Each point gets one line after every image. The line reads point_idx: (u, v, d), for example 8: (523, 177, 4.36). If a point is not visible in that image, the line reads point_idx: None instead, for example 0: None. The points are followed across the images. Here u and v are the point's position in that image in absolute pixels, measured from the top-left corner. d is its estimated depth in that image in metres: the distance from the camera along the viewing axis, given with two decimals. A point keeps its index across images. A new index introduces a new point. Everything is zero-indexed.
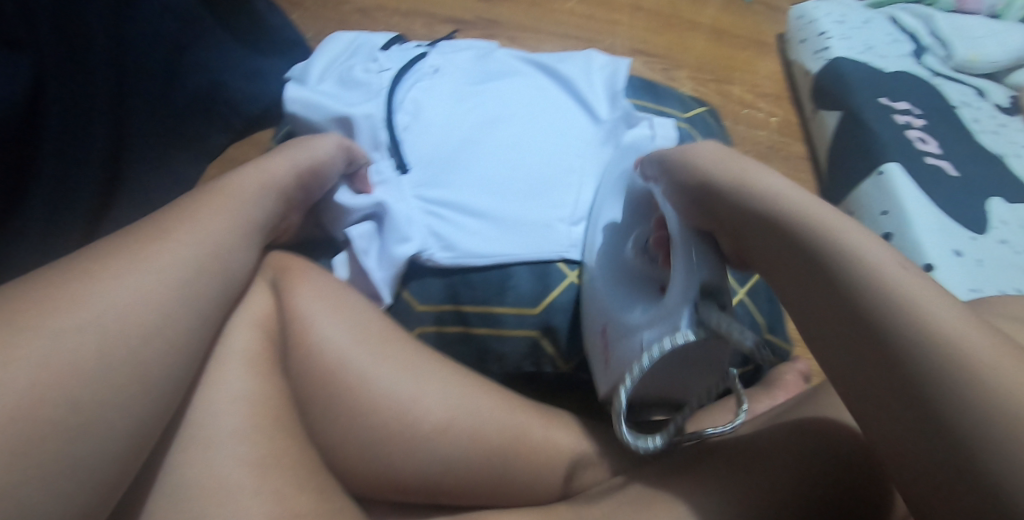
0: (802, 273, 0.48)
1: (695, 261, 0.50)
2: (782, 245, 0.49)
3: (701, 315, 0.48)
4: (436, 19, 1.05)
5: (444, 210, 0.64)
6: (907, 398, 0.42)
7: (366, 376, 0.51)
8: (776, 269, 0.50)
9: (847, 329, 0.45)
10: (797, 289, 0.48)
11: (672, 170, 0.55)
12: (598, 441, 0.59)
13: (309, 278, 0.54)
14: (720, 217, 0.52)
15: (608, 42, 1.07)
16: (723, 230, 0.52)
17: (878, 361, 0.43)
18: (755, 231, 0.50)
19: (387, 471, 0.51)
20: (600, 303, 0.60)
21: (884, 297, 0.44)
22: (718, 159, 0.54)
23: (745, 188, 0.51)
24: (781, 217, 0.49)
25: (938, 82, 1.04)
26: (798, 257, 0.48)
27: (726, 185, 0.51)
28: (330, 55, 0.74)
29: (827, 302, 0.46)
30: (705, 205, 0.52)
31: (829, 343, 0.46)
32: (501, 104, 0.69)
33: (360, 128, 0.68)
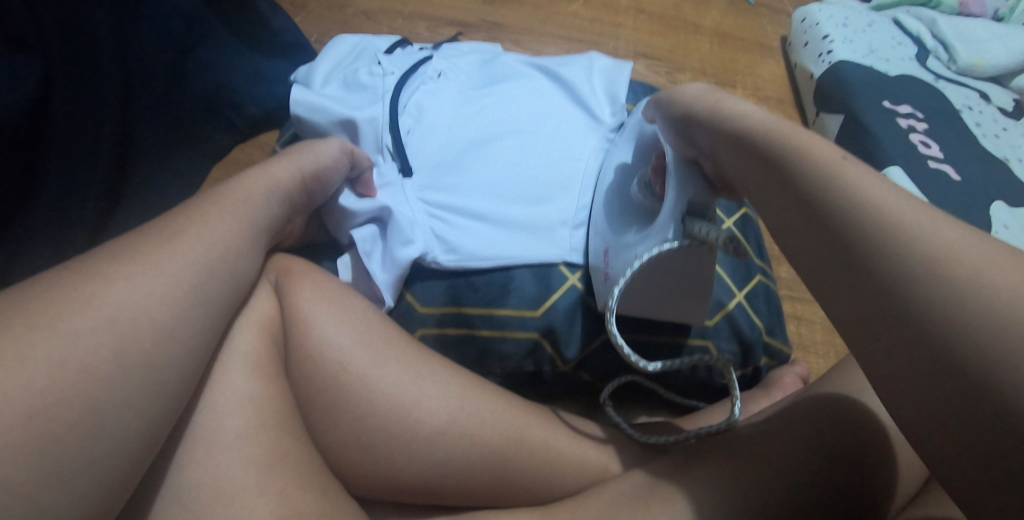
0: (780, 193, 0.48)
1: (684, 182, 0.53)
2: (764, 167, 0.49)
3: (687, 226, 0.52)
4: (439, 22, 1.05)
5: (447, 213, 0.64)
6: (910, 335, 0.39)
7: (368, 378, 0.52)
8: (758, 194, 0.50)
9: (837, 256, 0.43)
10: (778, 209, 0.48)
11: (667, 110, 0.58)
12: (599, 442, 0.60)
13: (312, 280, 0.55)
14: (709, 149, 0.53)
15: (611, 44, 1.07)
16: (712, 160, 0.53)
17: (872, 297, 0.41)
18: (739, 156, 0.51)
19: (388, 473, 0.51)
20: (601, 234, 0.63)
21: (876, 222, 0.42)
22: (708, 96, 0.55)
23: (733, 118, 0.52)
24: (763, 140, 0.50)
25: (941, 86, 1.04)
26: (778, 179, 0.48)
27: (713, 117, 0.53)
28: (334, 59, 0.75)
29: (809, 224, 0.45)
30: (697, 138, 0.54)
31: (820, 274, 0.44)
32: (504, 107, 0.70)
33: (364, 132, 0.68)
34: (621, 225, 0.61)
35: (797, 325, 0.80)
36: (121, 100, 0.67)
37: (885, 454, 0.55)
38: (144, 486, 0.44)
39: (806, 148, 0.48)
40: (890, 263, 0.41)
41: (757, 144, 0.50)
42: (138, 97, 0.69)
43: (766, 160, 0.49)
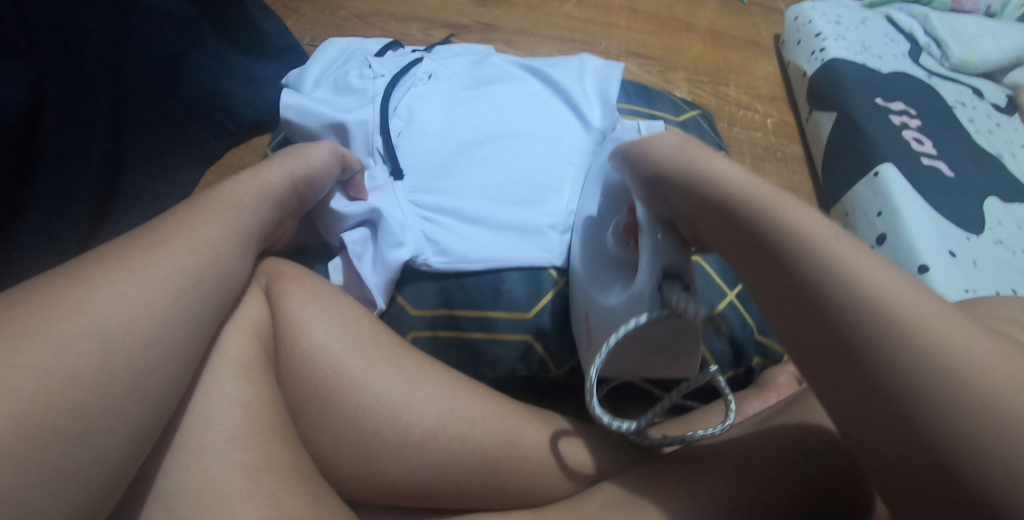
0: (764, 268, 0.45)
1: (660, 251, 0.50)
2: (742, 234, 0.46)
3: (663, 295, 0.48)
4: (432, 24, 1.05)
5: (437, 216, 0.64)
6: (880, 395, 0.39)
7: (358, 380, 0.52)
8: (734, 261, 0.47)
9: (822, 338, 0.42)
10: (758, 278, 0.45)
11: (637, 165, 0.54)
12: (592, 443, 0.60)
13: (302, 282, 0.55)
14: (685, 214, 0.49)
15: (604, 44, 1.07)
16: (686, 223, 0.50)
17: (859, 382, 0.40)
18: (716, 222, 0.47)
19: (379, 475, 0.51)
20: (586, 291, 0.60)
21: (863, 301, 0.41)
22: (681, 154, 0.51)
23: (707, 181, 0.48)
24: (742, 208, 0.46)
25: (934, 82, 1.04)
26: (757, 248, 0.45)
27: (684, 178, 0.49)
28: (325, 62, 0.75)
29: (787, 294, 0.44)
30: (669, 200, 0.50)
31: (795, 338, 0.43)
32: (494, 110, 0.70)
33: (355, 134, 0.68)
34: (602, 279, 0.58)
35: None
36: (112, 105, 0.67)
37: None
38: (134, 490, 0.44)
39: (784, 215, 0.45)
40: (873, 336, 0.40)
41: (733, 210, 0.47)
42: (128, 102, 0.69)
43: (743, 227, 0.46)
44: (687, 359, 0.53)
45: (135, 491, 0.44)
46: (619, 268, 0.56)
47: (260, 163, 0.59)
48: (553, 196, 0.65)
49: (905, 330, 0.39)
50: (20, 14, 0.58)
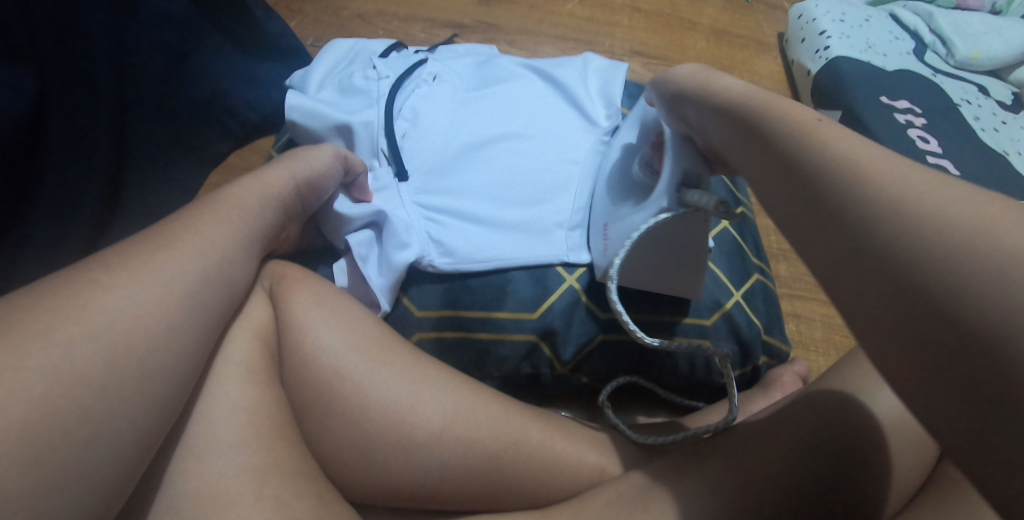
0: (774, 168, 0.46)
1: (678, 159, 0.54)
2: (751, 137, 0.48)
3: (682, 195, 0.53)
4: (435, 24, 1.05)
5: (442, 216, 0.64)
6: (898, 281, 0.38)
7: (362, 383, 0.52)
8: (748, 164, 0.49)
9: (838, 236, 0.41)
10: (770, 176, 0.46)
11: (659, 90, 0.58)
12: (597, 443, 0.60)
13: (306, 284, 0.55)
14: (698, 128, 0.53)
15: (607, 43, 1.07)
16: (707, 138, 0.53)
17: (892, 287, 0.38)
18: (729, 129, 0.50)
19: (385, 478, 0.51)
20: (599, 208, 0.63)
21: (884, 198, 0.40)
22: (697, 77, 0.54)
23: (718, 95, 0.52)
24: (752, 112, 0.49)
25: (939, 80, 1.04)
26: (765, 146, 0.47)
27: (702, 94, 0.53)
28: (329, 63, 0.75)
29: (791, 187, 0.45)
30: (687, 116, 0.54)
31: (805, 236, 0.43)
32: (499, 109, 0.70)
33: (360, 136, 0.68)
34: (620, 202, 0.61)
35: (796, 323, 0.80)
36: (116, 107, 0.67)
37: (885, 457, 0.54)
38: (140, 494, 0.44)
39: (791, 112, 0.47)
40: (877, 218, 0.40)
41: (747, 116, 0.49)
42: (132, 105, 0.69)
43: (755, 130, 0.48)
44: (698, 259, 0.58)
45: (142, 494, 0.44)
46: (642, 188, 0.59)
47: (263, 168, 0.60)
48: (558, 194, 0.65)
49: (932, 223, 0.38)
50: (24, 18, 0.58)
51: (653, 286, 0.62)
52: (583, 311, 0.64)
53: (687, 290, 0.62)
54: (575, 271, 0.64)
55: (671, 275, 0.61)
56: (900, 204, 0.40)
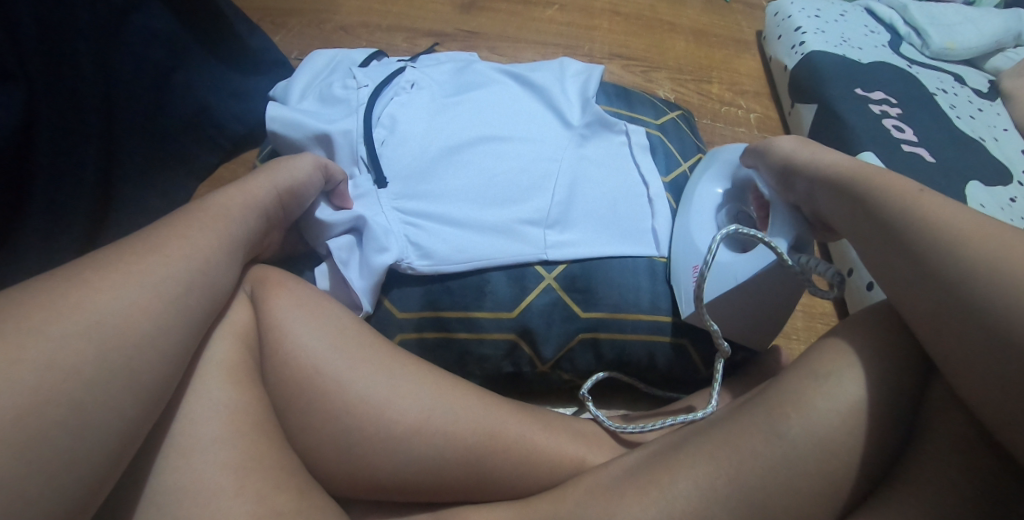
0: (880, 240, 0.52)
1: (790, 223, 0.61)
2: (846, 203, 0.56)
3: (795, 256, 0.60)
4: (416, 33, 1.07)
5: (422, 220, 0.66)
6: (978, 331, 0.46)
7: (342, 379, 0.54)
8: (852, 228, 0.55)
9: (937, 299, 0.48)
10: (873, 244, 0.53)
11: (762, 159, 0.65)
12: (576, 435, 0.61)
13: (287, 288, 0.56)
14: (807, 198, 0.60)
15: (587, 47, 1.09)
16: (809, 207, 0.60)
17: (990, 345, 0.45)
18: (839, 201, 0.56)
19: (365, 470, 0.53)
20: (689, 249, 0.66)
21: (973, 268, 0.46)
22: (800, 149, 0.61)
23: (825, 168, 0.58)
24: (857, 184, 0.55)
25: (914, 71, 1.05)
26: (860, 208, 0.54)
27: (806, 164, 0.60)
28: (310, 74, 0.77)
29: (876, 242, 0.53)
30: (789, 181, 0.61)
31: (900, 288, 0.50)
32: (477, 114, 0.72)
33: (339, 144, 0.70)
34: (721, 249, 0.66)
35: None
36: (103, 123, 0.69)
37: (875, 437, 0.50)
38: (127, 492, 0.46)
39: (893, 186, 0.53)
40: (943, 263, 0.48)
41: (841, 183, 0.56)
42: (118, 120, 0.71)
43: (848, 194, 0.56)
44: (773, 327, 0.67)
45: (128, 492, 0.46)
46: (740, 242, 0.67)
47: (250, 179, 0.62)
48: (534, 195, 0.67)
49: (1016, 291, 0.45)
50: (11, 36, 0.60)
51: (738, 336, 0.68)
52: (561, 308, 0.66)
53: (759, 337, 0.68)
54: (554, 268, 0.66)
55: (750, 325, 0.67)
56: (980, 269, 0.46)
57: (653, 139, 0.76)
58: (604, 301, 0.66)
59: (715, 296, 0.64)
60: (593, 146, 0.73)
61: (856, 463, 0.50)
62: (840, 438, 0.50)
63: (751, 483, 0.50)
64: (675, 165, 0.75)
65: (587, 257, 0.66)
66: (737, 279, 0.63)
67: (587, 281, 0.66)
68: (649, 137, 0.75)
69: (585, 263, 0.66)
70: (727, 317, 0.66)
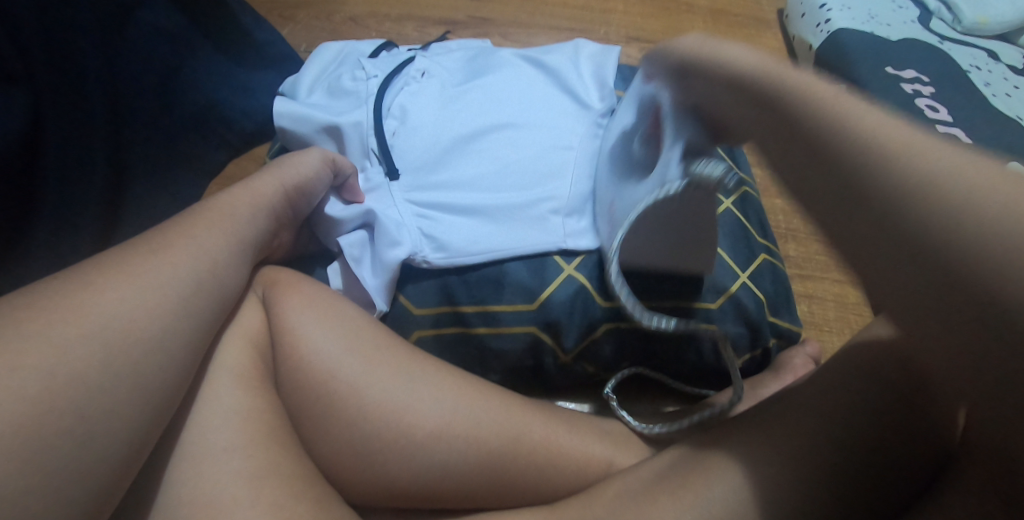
0: (801, 158, 0.41)
1: (680, 122, 0.50)
2: (751, 101, 0.44)
3: (687, 168, 0.50)
4: (427, 22, 1.04)
5: (434, 211, 0.63)
6: (902, 253, 0.37)
7: (357, 384, 0.51)
8: (754, 137, 0.45)
9: (870, 227, 0.38)
10: (784, 159, 0.43)
11: (653, 60, 0.53)
12: (603, 436, 0.58)
13: (298, 288, 0.54)
14: (696, 96, 0.48)
15: (602, 31, 1.06)
16: (711, 113, 0.48)
17: (928, 275, 0.36)
18: (747, 106, 0.45)
19: (385, 480, 0.51)
20: (608, 185, 0.61)
21: (915, 178, 0.37)
22: (691, 42, 0.49)
23: (720, 63, 0.46)
24: (769, 84, 0.44)
25: (946, 47, 1.01)
26: (770, 112, 0.43)
27: (698, 55, 0.48)
28: (319, 67, 0.75)
29: (797, 155, 0.42)
30: (677, 85, 0.50)
31: (822, 208, 0.40)
32: (489, 100, 0.69)
33: (349, 136, 0.68)
34: (622, 179, 0.59)
35: (809, 305, 0.80)
36: (110, 122, 0.67)
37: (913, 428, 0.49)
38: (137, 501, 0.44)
39: (813, 86, 0.42)
40: (870, 177, 0.38)
41: (749, 78, 0.44)
42: (127, 119, 0.69)
43: (769, 93, 0.43)
44: (706, 245, 0.58)
45: (139, 502, 0.44)
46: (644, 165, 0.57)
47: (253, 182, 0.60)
48: (551, 181, 0.64)
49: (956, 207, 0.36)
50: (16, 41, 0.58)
51: (662, 263, 0.61)
52: (584, 297, 0.63)
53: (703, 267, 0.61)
54: (573, 259, 0.63)
55: (672, 249, 0.59)
56: (930, 182, 0.37)
57: None
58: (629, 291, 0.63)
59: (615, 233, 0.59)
60: None
61: (896, 460, 0.48)
62: (872, 430, 0.49)
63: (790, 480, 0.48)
64: None
65: None
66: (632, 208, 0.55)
67: None
68: None
69: None
70: (639, 252, 0.60)
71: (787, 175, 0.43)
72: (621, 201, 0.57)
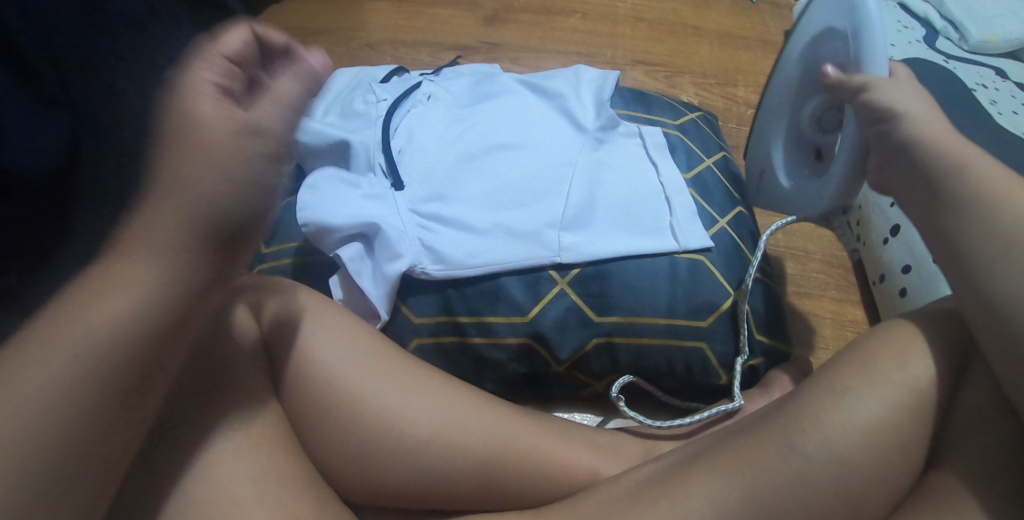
0: (933, 230, 0.54)
1: (845, 185, 0.65)
2: (914, 168, 0.56)
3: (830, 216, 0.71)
4: (441, 48, 1.09)
5: (436, 224, 0.66)
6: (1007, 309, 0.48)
7: (355, 390, 0.55)
8: (907, 199, 0.57)
9: (963, 261, 0.51)
10: (915, 209, 0.56)
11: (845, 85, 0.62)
12: (590, 446, 0.61)
13: (297, 299, 0.57)
14: (881, 149, 0.59)
15: (609, 55, 1.09)
16: (883, 166, 0.59)
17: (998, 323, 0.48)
18: (907, 181, 0.56)
19: (377, 482, 0.54)
20: (771, 142, 0.77)
21: None
22: (914, 108, 0.57)
23: (911, 135, 0.57)
24: (943, 177, 0.54)
25: (951, 66, 1.01)
26: (933, 187, 0.54)
27: (897, 119, 0.58)
28: (334, 92, 0.79)
29: (953, 222, 0.52)
30: (869, 131, 0.60)
31: (943, 246, 0.52)
32: (493, 123, 0.73)
33: (357, 153, 0.71)
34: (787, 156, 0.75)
35: (807, 323, 0.82)
36: None
37: (885, 446, 0.48)
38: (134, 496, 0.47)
39: (984, 197, 0.51)
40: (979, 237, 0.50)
41: (939, 168, 0.54)
42: None
43: (939, 183, 0.54)
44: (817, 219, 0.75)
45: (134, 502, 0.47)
46: (811, 146, 0.72)
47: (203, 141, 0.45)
48: (549, 198, 0.68)
49: None
50: None
51: None
52: (576, 314, 0.67)
53: None
54: (568, 273, 0.66)
55: None
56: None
57: (672, 139, 0.77)
58: (620, 305, 0.67)
59: (769, 192, 0.78)
60: (609, 149, 0.73)
61: (877, 475, 0.48)
62: (857, 449, 0.48)
63: (755, 488, 0.49)
64: (696, 163, 0.76)
65: (601, 260, 0.66)
66: (790, 200, 0.74)
67: (602, 285, 0.66)
68: (667, 137, 0.76)
69: (600, 265, 0.66)
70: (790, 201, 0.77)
71: (926, 225, 0.55)
72: (780, 186, 0.75)
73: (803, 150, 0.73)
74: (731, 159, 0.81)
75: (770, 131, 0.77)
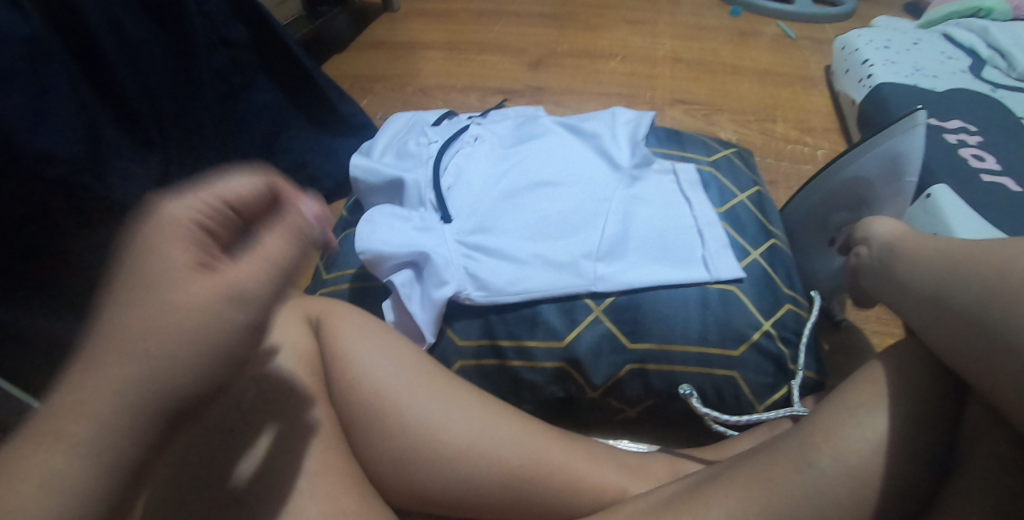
0: (911, 318, 0.56)
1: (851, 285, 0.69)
2: (889, 277, 0.59)
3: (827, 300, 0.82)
4: (488, 92, 1.16)
5: (480, 253, 0.72)
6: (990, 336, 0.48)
7: (400, 402, 0.60)
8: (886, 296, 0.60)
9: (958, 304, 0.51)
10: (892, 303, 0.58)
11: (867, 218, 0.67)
12: (620, 465, 0.65)
13: (348, 318, 0.64)
14: (873, 259, 0.62)
15: (649, 95, 1.14)
16: (870, 273, 0.62)
17: (991, 346, 0.48)
18: (885, 284, 0.60)
19: (418, 487, 0.59)
20: (800, 208, 0.83)
21: None
22: (900, 233, 0.62)
23: (897, 249, 0.60)
24: (908, 291, 0.56)
25: (999, 95, 1.02)
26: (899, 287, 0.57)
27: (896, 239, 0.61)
28: (392, 134, 0.87)
29: (947, 279, 0.52)
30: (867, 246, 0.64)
31: (947, 288, 0.52)
32: (534, 161, 0.78)
33: (409, 189, 0.77)
34: (806, 229, 0.81)
35: (846, 354, 0.83)
36: None
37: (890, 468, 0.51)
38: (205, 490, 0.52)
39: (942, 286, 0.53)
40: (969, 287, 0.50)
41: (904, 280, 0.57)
42: None
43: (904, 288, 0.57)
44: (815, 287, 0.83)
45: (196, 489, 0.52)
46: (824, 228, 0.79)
47: (253, 310, 0.45)
48: (585, 230, 0.72)
49: None
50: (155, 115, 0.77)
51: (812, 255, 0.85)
52: (609, 340, 0.70)
53: None
54: (603, 301, 0.71)
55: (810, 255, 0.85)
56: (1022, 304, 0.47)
57: (705, 175, 0.81)
58: (651, 332, 0.70)
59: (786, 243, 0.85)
60: (644, 186, 0.77)
61: (886, 492, 0.51)
62: (868, 464, 0.51)
63: (767, 496, 0.52)
64: (729, 197, 0.79)
65: (637, 287, 0.70)
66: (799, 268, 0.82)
67: (635, 312, 0.70)
68: (700, 173, 0.80)
69: (634, 293, 0.70)
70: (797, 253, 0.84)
71: (911, 296, 0.55)
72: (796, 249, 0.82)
73: (816, 231, 0.80)
74: (765, 194, 0.83)
75: (804, 198, 0.82)
